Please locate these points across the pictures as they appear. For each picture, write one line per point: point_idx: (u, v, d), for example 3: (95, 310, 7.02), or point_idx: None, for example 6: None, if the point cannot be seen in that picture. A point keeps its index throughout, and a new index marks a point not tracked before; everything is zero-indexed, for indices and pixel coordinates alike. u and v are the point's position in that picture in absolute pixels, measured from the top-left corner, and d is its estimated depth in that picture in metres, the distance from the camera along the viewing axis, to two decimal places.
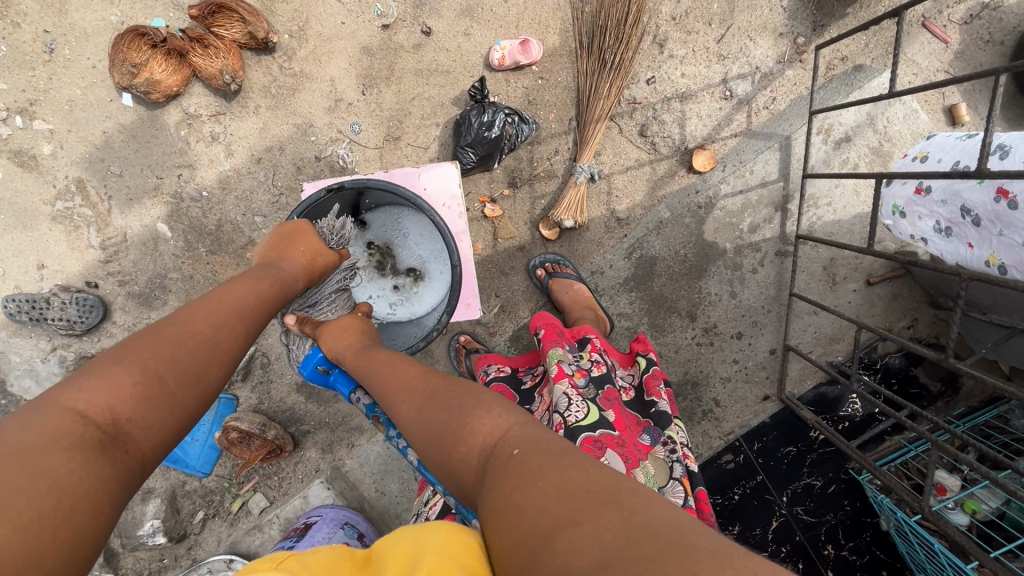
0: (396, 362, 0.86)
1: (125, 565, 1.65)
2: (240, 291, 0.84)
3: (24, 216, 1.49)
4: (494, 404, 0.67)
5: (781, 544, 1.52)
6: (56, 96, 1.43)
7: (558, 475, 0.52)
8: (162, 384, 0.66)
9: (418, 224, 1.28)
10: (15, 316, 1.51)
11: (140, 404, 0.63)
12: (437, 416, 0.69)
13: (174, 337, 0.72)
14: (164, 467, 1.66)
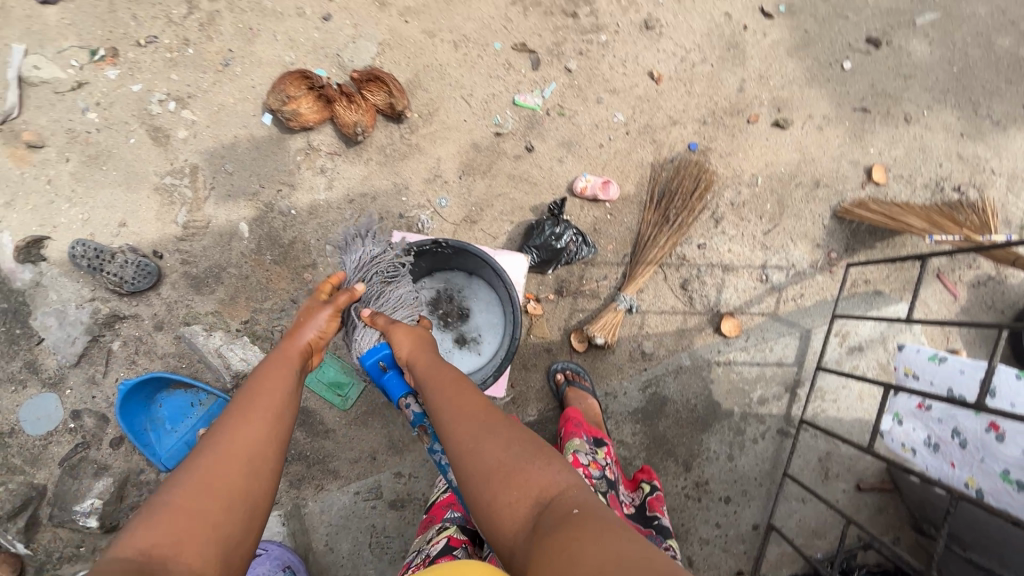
0: (454, 379, 0.91)
1: (42, 538, 1.56)
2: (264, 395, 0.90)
3: (132, 179, 1.66)
4: (553, 458, 0.75)
5: None
6: (211, 99, 1.67)
7: (613, 541, 0.58)
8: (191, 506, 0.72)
9: (486, 295, 1.40)
10: (79, 259, 1.61)
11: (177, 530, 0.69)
12: (487, 450, 0.75)
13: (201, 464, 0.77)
14: (131, 449, 1.63)
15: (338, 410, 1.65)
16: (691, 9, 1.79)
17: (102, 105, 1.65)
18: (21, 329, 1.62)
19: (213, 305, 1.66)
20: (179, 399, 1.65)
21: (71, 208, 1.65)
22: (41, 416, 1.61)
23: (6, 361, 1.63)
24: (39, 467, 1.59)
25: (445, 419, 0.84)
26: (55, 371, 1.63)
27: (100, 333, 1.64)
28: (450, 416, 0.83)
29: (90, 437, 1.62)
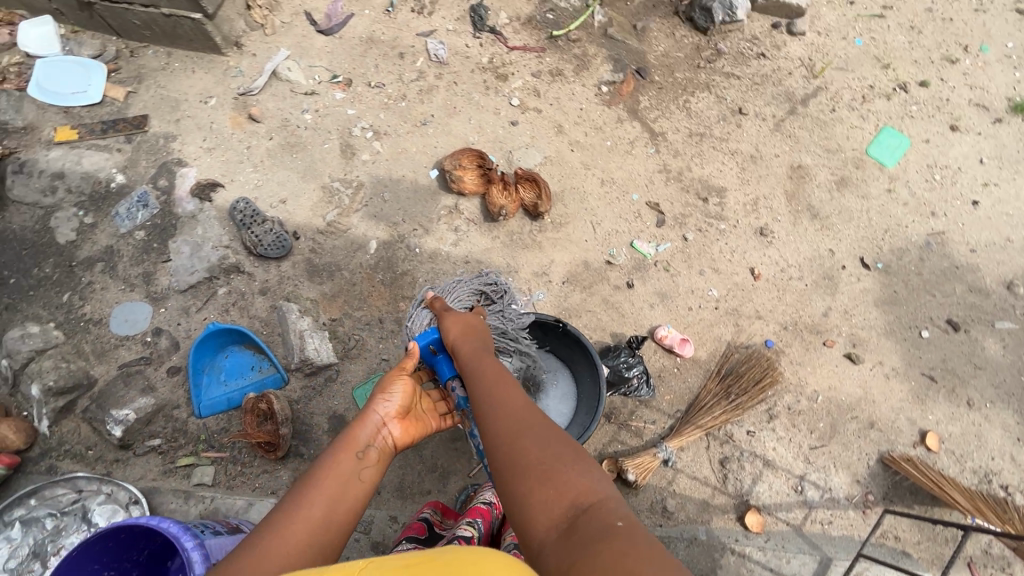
0: (500, 377, 0.98)
1: (66, 425, 1.63)
2: (318, 489, 0.88)
3: (310, 173, 1.97)
4: (588, 466, 0.80)
5: None
6: (399, 143, 2.03)
7: (646, 554, 0.63)
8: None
9: (566, 388, 1.57)
10: (236, 212, 1.88)
11: None
12: (527, 449, 0.82)
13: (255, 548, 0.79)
14: (180, 382, 1.72)
15: None
16: (801, 234, 2.07)
17: (318, 114, 2.04)
18: (161, 245, 1.85)
19: (315, 293, 1.84)
20: (245, 358, 1.76)
21: (253, 174, 1.96)
22: (129, 320, 1.77)
23: (132, 264, 1.84)
24: (101, 361, 1.71)
25: (491, 413, 0.91)
26: (162, 288, 1.81)
27: (214, 274, 1.83)
28: (495, 414, 0.90)
29: (155, 356, 1.74)
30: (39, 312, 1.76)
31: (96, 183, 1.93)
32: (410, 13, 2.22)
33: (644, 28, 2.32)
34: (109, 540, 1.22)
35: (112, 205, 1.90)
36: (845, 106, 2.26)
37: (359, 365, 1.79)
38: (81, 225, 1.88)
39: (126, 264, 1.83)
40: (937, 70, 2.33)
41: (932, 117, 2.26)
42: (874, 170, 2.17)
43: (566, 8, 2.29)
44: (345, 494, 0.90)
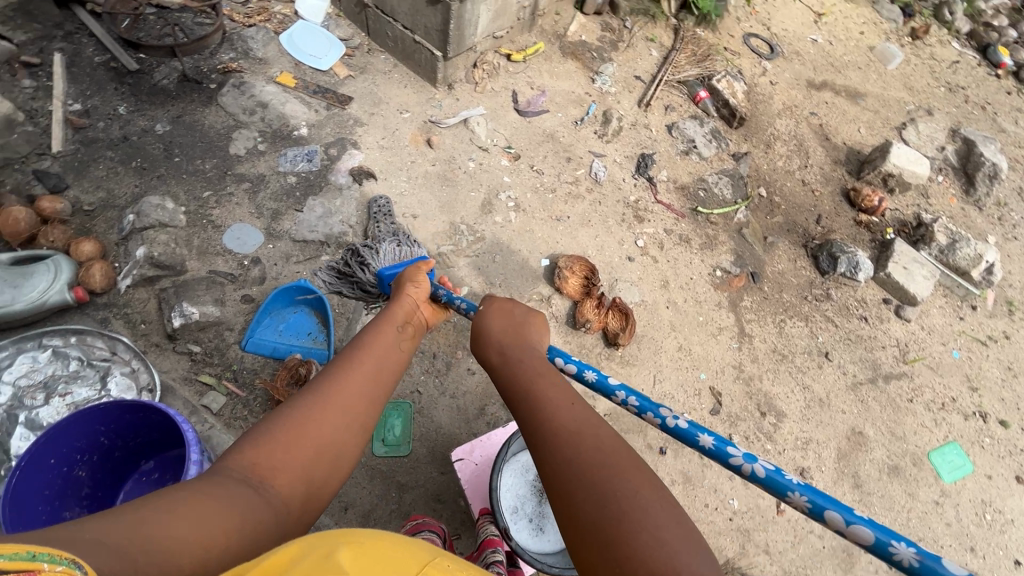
0: (545, 381, 0.99)
1: (142, 295, 1.75)
2: (365, 352, 1.09)
3: (447, 208, 2.18)
4: (646, 512, 0.75)
5: None
6: (529, 223, 2.23)
7: None
8: (300, 426, 0.92)
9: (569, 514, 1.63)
10: (373, 205, 2.08)
11: (284, 441, 0.89)
12: (580, 493, 0.80)
13: (320, 396, 0.97)
14: (244, 311, 1.81)
15: (368, 450, 1.71)
16: (837, 495, 2.04)
17: (479, 168, 2.30)
18: (302, 197, 2.06)
19: None
20: (307, 322, 1.83)
21: (404, 183, 2.19)
22: (240, 238, 1.92)
23: (272, 198, 2.03)
24: (200, 259, 1.85)
25: (533, 429, 0.91)
26: (281, 229, 1.98)
27: (326, 240, 1.98)
28: (539, 431, 0.90)
29: (240, 278, 1.86)
30: (179, 193, 1.96)
31: (284, 124, 2.20)
32: (592, 133, 2.54)
33: (772, 243, 2.52)
34: (128, 413, 1.28)
35: (285, 147, 2.15)
36: (924, 402, 2.30)
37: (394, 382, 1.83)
38: (254, 148, 2.12)
39: (265, 195, 2.03)
40: (1020, 417, 2.36)
41: (1000, 457, 2.26)
42: (929, 475, 2.15)
43: (717, 194, 2.54)
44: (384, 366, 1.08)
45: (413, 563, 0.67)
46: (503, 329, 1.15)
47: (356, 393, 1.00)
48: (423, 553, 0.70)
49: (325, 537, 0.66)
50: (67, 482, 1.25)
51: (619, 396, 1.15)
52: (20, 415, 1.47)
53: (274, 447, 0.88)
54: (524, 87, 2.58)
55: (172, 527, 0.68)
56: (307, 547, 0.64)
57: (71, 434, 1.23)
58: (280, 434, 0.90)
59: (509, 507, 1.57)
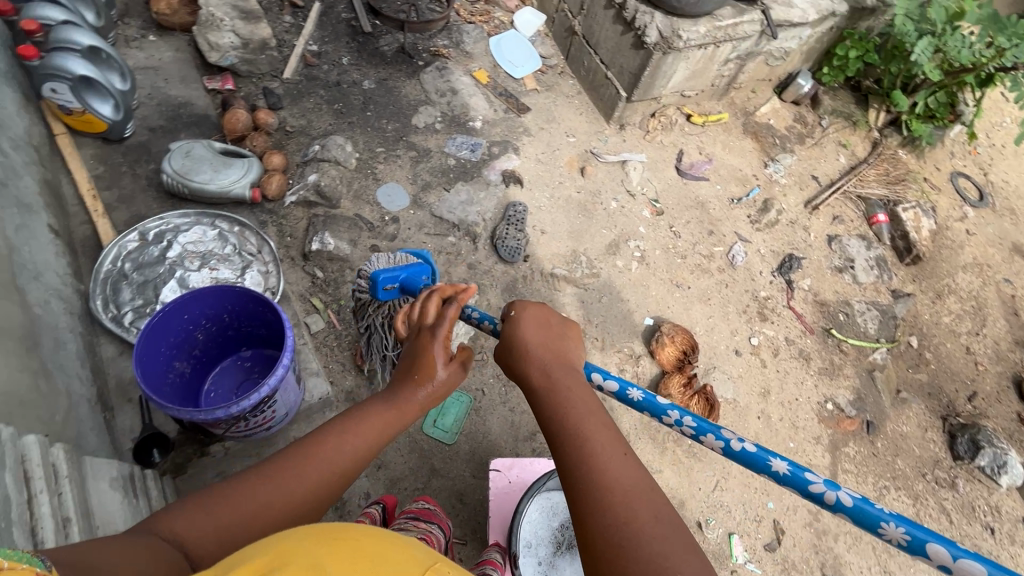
0: (597, 420, 0.95)
1: (298, 214, 1.99)
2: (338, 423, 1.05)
3: (576, 236, 2.21)
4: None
5: None
6: (647, 279, 2.19)
7: None
8: (240, 498, 0.91)
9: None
10: (511, 209, 2.18)
11: (215, 512, 0.88)
12: (633, 564, 0.76)
13: (267, 472, 0.95)
14: (368, 258, 1.98)
15: (418, 423, 1.77)
16: None
17: (619, 210, 2.31)
18: (454, 180, 2.21)
19: (497, 300, 2.00)
20: None
21: (545, 199, 2.27)
22: (390, 196, 2.12)
23: (429, 172, 2.21)
24: (352, 202, 2.07)
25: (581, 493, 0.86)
26: (425, 200, 2.14)
27: (459, 224, 2.11)
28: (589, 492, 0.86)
29: (377, 229, 2.04)
30: (359, 142, 2.21)
31: (465, 114, 2.39)
32: (744, 215, 2.44)
33: (905, 400, 2.22)
34: (253, 303, 1.46)
35: (458, 133, 2.34)
36: None
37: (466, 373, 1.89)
38: (432, 124, 2.34)
39: (425, 167, 2.22)
40: None
41: None
42: None
43: (858, 323, 2.30)
44: (366, 435, 1.04)
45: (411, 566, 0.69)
46: (547, 351, 1.08)
47: (324, 464, 0.99)
48: (420, 558, 0.72)
49: (316, 535, 0.67)
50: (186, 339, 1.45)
51: (670, 418, 1.08)
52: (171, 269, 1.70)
53: (215, 513, 0.88)
54: (693, 150, 2.56)
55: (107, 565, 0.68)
56: (300, 543, 0.66)
57: (205, 302, 1.42)
58: (230, 500, 0.90)
59: (526, 538, 1.53)
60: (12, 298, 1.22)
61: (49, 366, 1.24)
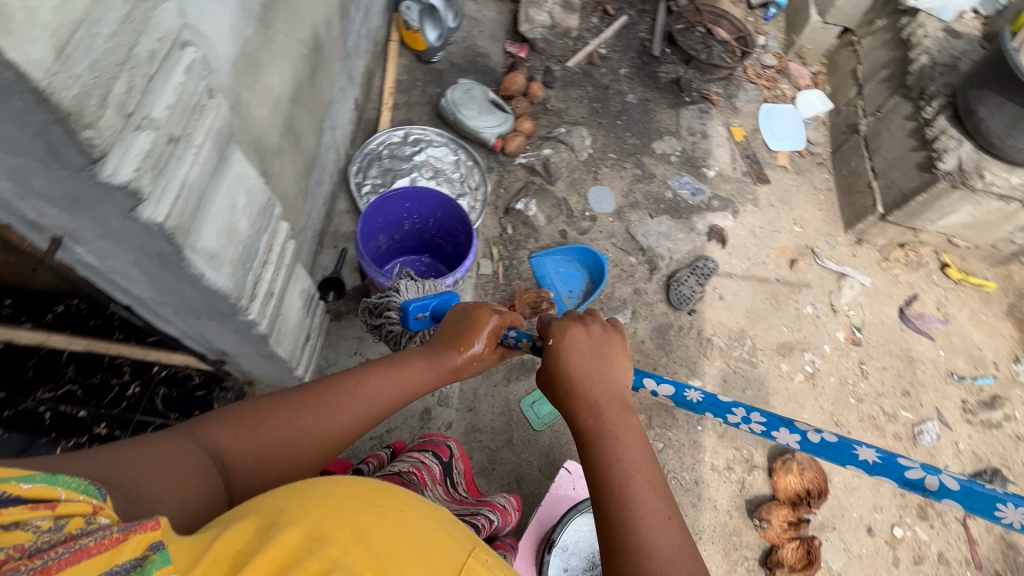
0: (644, 477, 0.81)
1: (520, 172, 2.16)
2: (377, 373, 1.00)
3: (752, 318, 2.07)
4: None
5: (97, 425, 1.51)
6: (805, 399, 1.96)
7: None
8: (262, 422, 0.87)
9: None
10: (701, 261, 2.13)
11: (237, 432, 0.85)
12: None
13: (293, 402, 0.91)
14: (554, 238, 2.09)
15: (519, 395, 1.86)
16: None
17: (810, 318, 2.11)
18: (663, 210, 2.22)
19: (645, 334, 1.97)
20: (576, 283, 1.99)
21: (740, 269, 2.16)
22: (600, 196, 2.19)
23: (645, 193, 2.25)
24: (568, 185, 2.19)
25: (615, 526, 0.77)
26: (628, 215, 2.19)
27: (646, 250, 2.12)
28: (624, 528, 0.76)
29: (575, 218, 2.13)
30: (599, 140, 2.33)
31: (704, 160, 2.38)
32: (957, 398, 2.04)
33: None
34: (459, 226, 1.64)
35: (689, 172, 2.33)
36: None
37: None
38: (669, 153, 2.37)
39: (643, 188, 2.26)
40: None
41: None
42: None
43: None
44: (402, 392, 1.01)
45: (451, 549, 0.68)
46: (595, 381, 0.94)
47: (361, 407, 0.96)
48: (455, 535, 0.72)
49: (357, 495, 0.68)
50: (396, 223, 1.68)
51: (735, 415, 0.98)
52: (411, 171, 2.00)
53: (240, 429, 0.85)
54: (929, 302, 2.21)
55: (148, 479, 0.69)
56: (346, 503, 0.66)
57: (427, 200, 1.64)
58: (269, 422, 0.88)
59: (563, 548, 1.50)
60: (314, 133, 1.56)
61: (308, 191, 1.57)
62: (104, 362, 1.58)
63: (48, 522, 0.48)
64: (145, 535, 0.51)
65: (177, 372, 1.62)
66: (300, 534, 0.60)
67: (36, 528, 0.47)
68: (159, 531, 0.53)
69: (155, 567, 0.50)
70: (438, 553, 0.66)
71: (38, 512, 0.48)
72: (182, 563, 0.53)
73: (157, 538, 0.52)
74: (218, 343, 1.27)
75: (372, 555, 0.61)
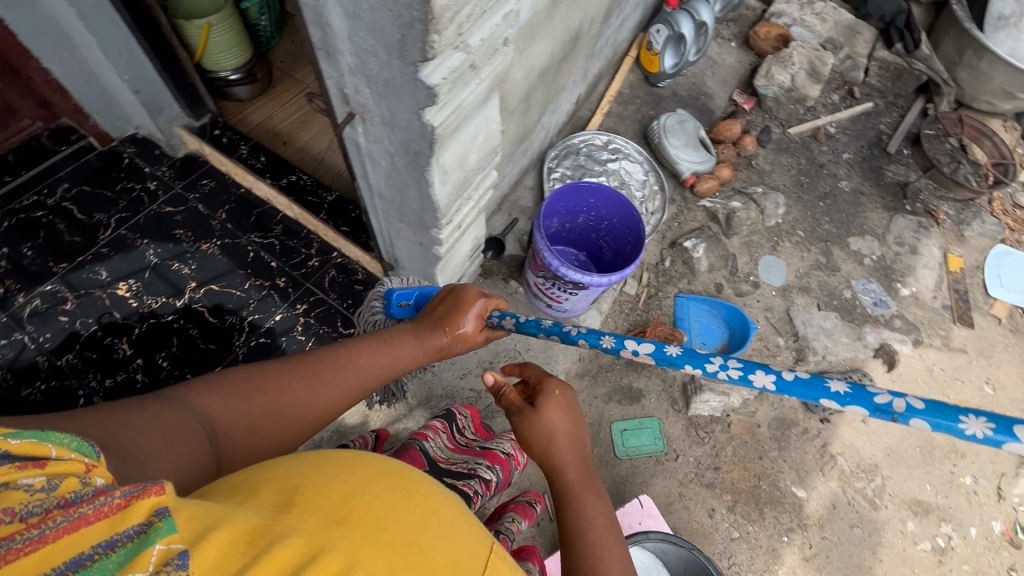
0: (605, 523, 0.85)
1: (701, 213, 2.12)
2: (362, 352, 1.01)
3: (895, 459, 1.81)
4: None
5: (279, 278, 1.82)
6: (922, 572, 1.69)
7: None
8: (249, 394, 0.87)
9: None
10: (861, 375, 1.88)
11: (223, 400, 0.85)
12: None
13: (273, 375, 0.91)
14: (707, 287, 2.02)
15: (613, 418, 1.79)
16: None
17: (965, 490, 1.79)
18: (837, 306, 2.02)
19: (764, 420, 1.82)
20: (712, 339, 1.93)
21: None
22: (772, 267, 2.07)
23: (823, 281, 2.07)
24: (742, 244, 2.11)
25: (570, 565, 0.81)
26: (796, 296, 2.03)
27: (801, 339, 1.94)
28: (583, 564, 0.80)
29: (736, 277, 2.04)
30: (793, 213, 2.20)
31: (904, 275, 2.13)
32: None
33: None
34: (632, 238, 1.64)
35: (880, 280, 2.11)
36: None
37: (680, 435, 1.79)
38: (866, 254, 2.16)
39: (822, 277, 2.08)
40: None
41: None
42: None
43: None
44: (384, 368, 1.03)
45: (477, 543, 0.61)
46: (563, 443, 0.93)
47: (347, 376, 0.98)
48: (475, 528, 0.65)
49: (375, 479, 0.60)
50: (576, 214, 1.73)
51: (712, 364, 0.92)
52: (601, 175, 2.08)
53: (228, 398, 0.85)
54: None
55: (143, 440, 0.69)
56: (366, 489, 0.59)
57: (613, 205, 1.64)
58: (262, 389, 0.89)
59: None
60: (538, 110, 1.70)
61: (512, 157, 1.72)
62: (302, 233, 1.90)
63: (39, 483, 0.45)
64: (152, 500, 0.48)
65: (348, 264, 1.87)
66: (313, 531, 0.52)
67: (29, 490, 0.44)
68: (167, 498, 0.49)
69: (159, 536, 0.46)
70: (466, 551, 0.59)
71: (28, 471, 0.45)
72: (188, 533, 0.48)
73: (164, 504, 0.48)
74: (399, 252, 1.48)
75: (400, 548, 0.54)
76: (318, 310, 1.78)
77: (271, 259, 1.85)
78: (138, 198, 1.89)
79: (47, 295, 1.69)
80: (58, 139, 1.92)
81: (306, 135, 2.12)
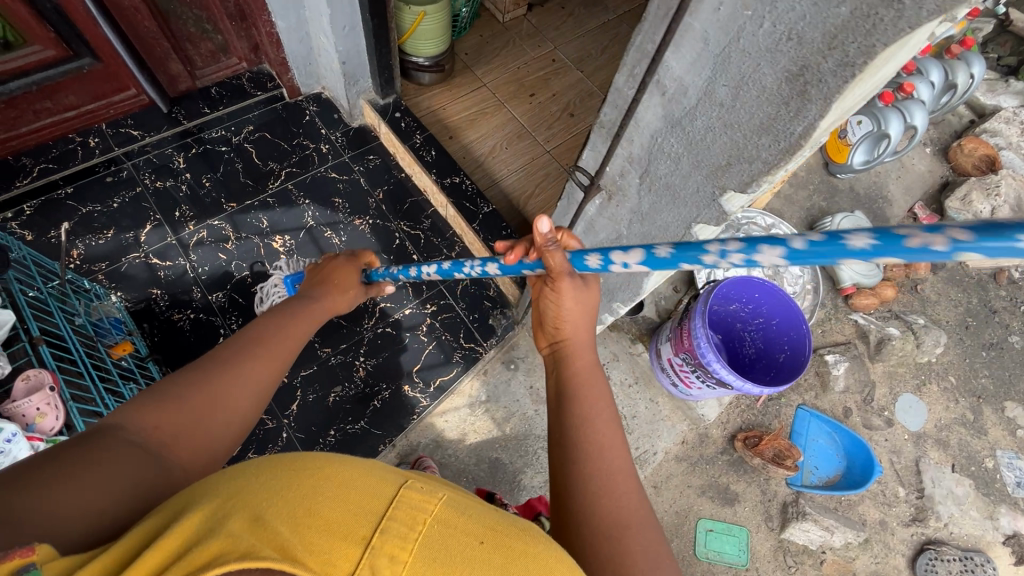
0: (592, 381, 0.83)
1: (847, 329, 1.98)
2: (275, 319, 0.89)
3: None
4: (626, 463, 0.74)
5: None
6: None
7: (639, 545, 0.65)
8: (172, 397, 0.69)
9: None
10: (983, 559, 1.70)
11: (151, 415, 0.66)
12: (582, 456, 0.73)
13: (192, 374, 0.73)
14: (834, 409, 1.88)
15: (701, 513, 1.71)
16: None
17: None
18: (973, 474, 1.83)
19: (862, 570, 1.68)
20: (825, 465, 1.80)
21: None
22: (912, 411, 1.90)
23: (964, 442, 1.88)
24: (886, 375, 1.94)
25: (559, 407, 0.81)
26: (932, 449, 1.85)
27: (926, 497, 1.77)
28: (579, 399, 0.80)
29: (870, 407, 1.89)
30: (950, 356, 2.01)
31: None
32: None
33: None
34: (785, 346, 1.55)
35: None
36: None
37: (766, 555, 1.68)
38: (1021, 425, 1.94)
39: (965, 435, 1.89)
40: None
41: None
42: None
43: None
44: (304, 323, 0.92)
45: (381, 483, 0.53)
46: (582, 320, 0.87)
47: (277, 346, 0.84)
48: (385, 474, 0.57)
49: (274, 467, 0.53)
50: (728, 303, 1.64)
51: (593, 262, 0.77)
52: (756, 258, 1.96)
53: (157, 408, 0.67)
54: None
55: (70, 495, 0.52)
56: (253, 480, 0.52)
57: (777, 306, 1.55)
58: (187, 389, 0.71)
59: None
60: None
61: None
62: (447, 233, 1.92)
63: None
64: (15, 561, 0.39)
65: (482, 277, 1.88)
66: (212, 512, 0.48)
67: None
68: (40, 556, 0.41)
69: None
70: (365, 496, 0.51)
71: None
72: None
73: (32, 561, 0.40)
74: None
75: (294, 516, 0.47)
76: (445, 316, 1.80)
77: (412, 251, 1.87)
78: (308, 157, 1.96)
79: (212, 229, 1.79)
80: (256, 82, 2.02)
81: (472, 134, 2.13)
